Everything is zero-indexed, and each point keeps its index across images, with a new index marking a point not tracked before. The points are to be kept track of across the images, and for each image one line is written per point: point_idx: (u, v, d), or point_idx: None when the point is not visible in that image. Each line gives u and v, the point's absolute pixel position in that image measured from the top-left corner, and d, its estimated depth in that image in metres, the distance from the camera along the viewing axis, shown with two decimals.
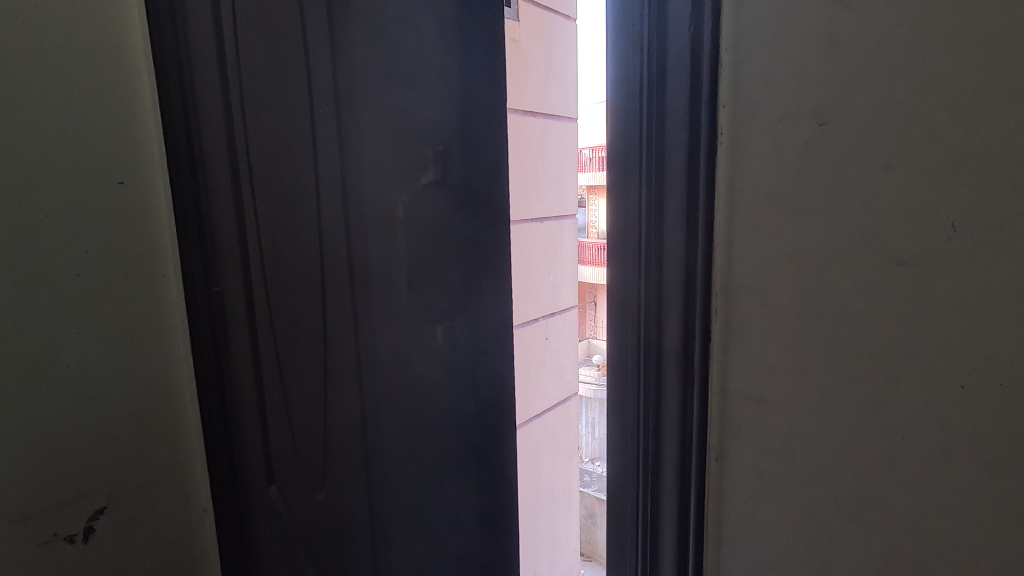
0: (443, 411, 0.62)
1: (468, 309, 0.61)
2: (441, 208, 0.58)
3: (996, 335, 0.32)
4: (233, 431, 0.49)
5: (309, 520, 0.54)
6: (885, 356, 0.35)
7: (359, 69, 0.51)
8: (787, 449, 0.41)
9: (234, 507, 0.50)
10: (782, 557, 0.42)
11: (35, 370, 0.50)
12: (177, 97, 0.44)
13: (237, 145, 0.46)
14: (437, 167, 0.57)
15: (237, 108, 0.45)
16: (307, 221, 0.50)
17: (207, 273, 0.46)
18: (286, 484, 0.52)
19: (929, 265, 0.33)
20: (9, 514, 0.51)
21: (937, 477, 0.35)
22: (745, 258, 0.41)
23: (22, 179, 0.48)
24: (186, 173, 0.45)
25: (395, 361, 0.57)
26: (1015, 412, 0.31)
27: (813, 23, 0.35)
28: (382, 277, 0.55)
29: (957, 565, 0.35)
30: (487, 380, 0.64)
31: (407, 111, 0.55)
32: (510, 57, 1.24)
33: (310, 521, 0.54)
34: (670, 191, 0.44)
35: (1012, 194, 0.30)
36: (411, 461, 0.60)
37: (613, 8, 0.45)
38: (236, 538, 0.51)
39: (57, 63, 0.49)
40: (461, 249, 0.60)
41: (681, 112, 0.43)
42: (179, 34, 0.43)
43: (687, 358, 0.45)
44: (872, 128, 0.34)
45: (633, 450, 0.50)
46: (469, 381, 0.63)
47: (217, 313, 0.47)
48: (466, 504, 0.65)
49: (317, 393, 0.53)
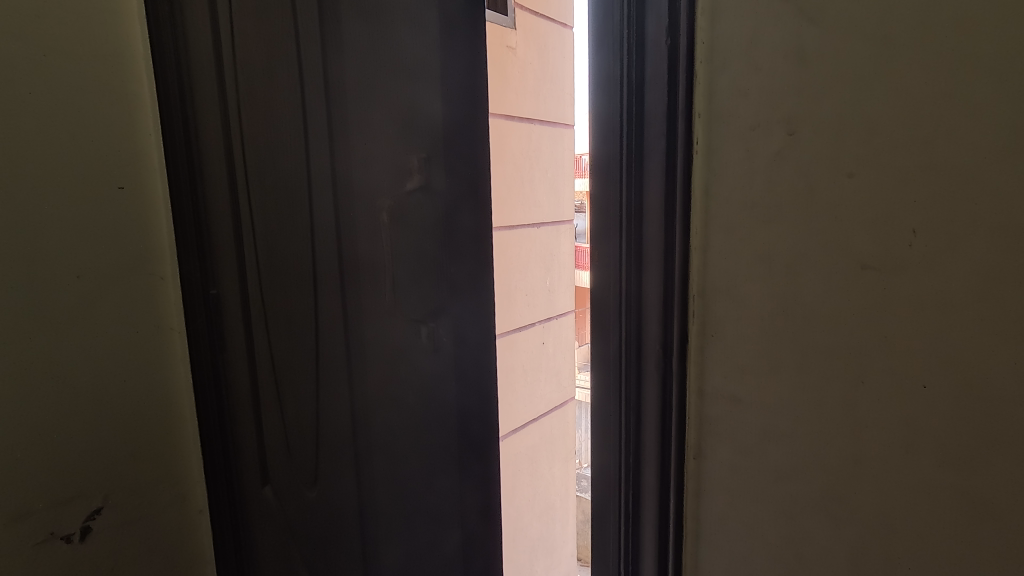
0: (438, 428, 0.56)
1: (459, 314, 0.54)
2: (430, 211, 0.51)
3: (957, 336, 0.33)
4: (223, 406, 0.62)
5: (300, 509, 0.61)
6: (853, 357, 0.37)
7: (347, 54, 0.51)
8: (762, 450, 0.42)
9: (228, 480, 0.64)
10: (758, 552, 0.43)
11: (35, 370, 0.54)
12: (180, 126, 0.56)
13: (235, 163, 0.55)
14: (423, 172, 0.50)
15: (235, 130, 0.54)
16: (300, 221, 0.54)
17: (202, 276, 0.59)
18: (278, 478, 0.60)
19: (895, 268, 0.34)
20: (8, 513, 0.54)
21: (903, 475, 0.36)
22: (720, 262, 0.42)
23: (24, 185, 0.51)
24: (188, 189, 0.57)
25: (387, 372, 0.56)
26: (972, 409, 0.33)
27: (782, 37, 0.37)
28: (371, 274, 0.54)
29: (922, 558, 0.36)
30: (474, 397, 0.56)
31: (400, 105, 0.50)
32: (510, 65, 1.27)
33: (301, 510, 0.61)
34: (649, 198, 0.46)
35: (967, 200, 0.32)
36: (396, 474, 0.58)
37: (595, 17, 0.47)
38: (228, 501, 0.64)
39: (59, 70, 0.53)
40: (461, 241, 0.53)
41: (658, 120, 0.44)
42: (179, 60, 0.55)
43: (667, 357, 0.46)
44: (839, 137, 0.35)
45: (614, 448, 0.52)
46: (458, 392, 0.56)
47: (212, 312, 0.59)
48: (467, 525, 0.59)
49: (308, 390, 0.58)
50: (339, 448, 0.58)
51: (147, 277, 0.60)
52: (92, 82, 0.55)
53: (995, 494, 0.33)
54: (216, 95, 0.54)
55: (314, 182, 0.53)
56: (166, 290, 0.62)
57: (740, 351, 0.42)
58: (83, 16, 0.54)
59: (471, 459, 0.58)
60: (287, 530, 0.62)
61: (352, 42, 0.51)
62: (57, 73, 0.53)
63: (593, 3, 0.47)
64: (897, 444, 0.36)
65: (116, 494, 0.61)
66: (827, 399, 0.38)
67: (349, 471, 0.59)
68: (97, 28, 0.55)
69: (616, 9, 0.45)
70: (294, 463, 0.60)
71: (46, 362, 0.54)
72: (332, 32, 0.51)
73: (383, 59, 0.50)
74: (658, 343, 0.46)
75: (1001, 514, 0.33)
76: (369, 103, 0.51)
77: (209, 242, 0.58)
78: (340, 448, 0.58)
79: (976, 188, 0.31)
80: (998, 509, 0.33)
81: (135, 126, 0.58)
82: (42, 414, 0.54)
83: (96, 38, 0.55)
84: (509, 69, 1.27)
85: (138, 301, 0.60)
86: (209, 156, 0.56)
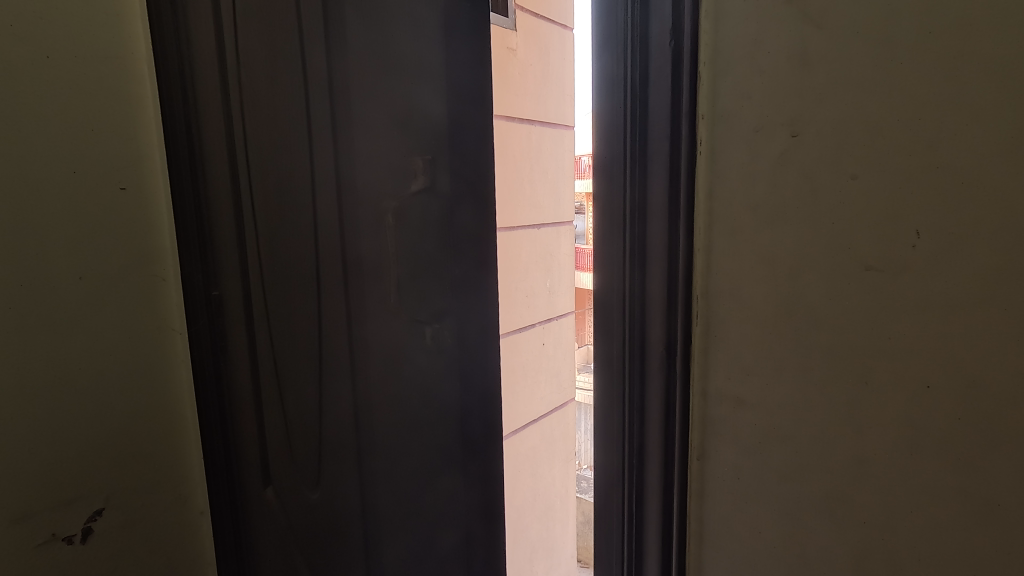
0: (442, 415, 0.61)
1: (460, 306, 0.59)
2: (433, 217, 0.57)
3: (960, 337, 0.33)
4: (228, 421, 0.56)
5: (305, 515, 0.59)
6: (856, 358, 0.37)
7: (350, 54, 0.53)
8: (765, 451, 0.42)
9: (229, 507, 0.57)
10: (761, 553, 0.44)
11: (36, 371, 0.54)
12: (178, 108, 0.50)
13: (237, 155, 0.51)
14: (428, 175, 0.56)
15: (237, 116, 0.50)
16: (303, 219, 0.53)
17: (206, 276, 0.52)
18: (280, 486, 0.57)
19: (897, 270, 0.35)
20: (9, 514, 0.54)
21: (905, 475, 0.36)
22: (723, 264, 0.42)
23: (26, 188, 0.52)
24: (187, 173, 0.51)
25: (386, 367, 0.58)
26: (974, 411, 0.33)
27: (785, 39, 0.37)
28: (373, 269, 0.56)
29: (923, 558, 0.36)
30: (477, 383, 0.62)
31: (404, 107, 0.54)
32: (510, 67, 1.27)
33: (305, 516, 0.59)
34: (652, 201, 0.46)
35: (969, 203, 0.32)
36: (399, 467, 0.60)
37: (599, 18, 0.47)
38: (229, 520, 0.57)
39: (62, 71, 0.53)
40: (460, 240, 0.58)
41: (661, 123, 0.44)
42: (180, 38, 0.49)
43: (670, 358, 0.46)
44: (841, 140, 0.35)
45: (619, 450, 0.51)
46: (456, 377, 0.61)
47: (216, 314, 0.53)
48: (460, 510, 0.63)
49: (313, 394, 0.56)
50: (342, 451, 0.58)
51: (149, 279, 0.60)
52: (95, 84, 0.55)
53: (997, 495, 0.33)
54: (214, 80, 0.50)
55: (318, 180, 0.53)
56: (168, 292, 0.62)
57: (743, 352, 0.42)
58: (86, 18, 0.54)
59: (455, 449, 0.62)
60: (291, 537, 0.59)
61: (356, 44, 0.53)
62: (59, 75, 0.53)
63: (596, 5, 0.47)
64: (899, 445, 0.36)
65: (117, 495, 0.61)
66: (830, 401, 0.38)
67: (353, 475, 0.59)
68: (99, 30, 0.55)
69: (621, 10, 0.45)
70: (298, 469, 0.58)
71: (48, 364, 0.54)
72: (337, 35, 0.52)
73: (386, 58, 0.54)
74: (660, 344, 0.47)
75: (1003, 514, 0.33)
76: (371, 103, 0.53)
77: (212, 235, 0.52)
78: (343, 450, 0.58)
79: (977, 191, 0.31)
80: (1000, 510, 0.33)
81: (138, 127, 0.58)
82: (43, 415, 0.54)
83: (99, 39, 0.55)
84: (509, 71, 1.27)
85: (140, 302, 0.60)
86: (207, 142, 0.51)
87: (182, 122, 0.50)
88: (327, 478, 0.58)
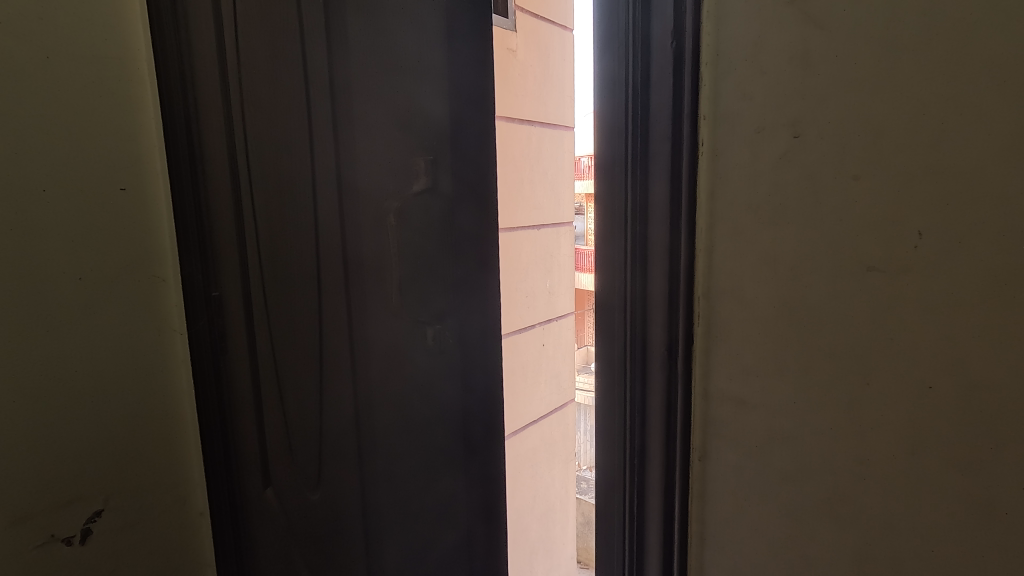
0: (441, 416, 0.62)
1: (461, 310, 0.60)
2: (435, 215, 0.57)
3: (963, 338, 0.33)
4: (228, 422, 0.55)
5: (304, 517, 0.58)
6: (859, 359, 0.37)
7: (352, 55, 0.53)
8: (770, 454, 0.42)
9: (229, 508, 0.57)
10: (762, 553, 0.44)
11: (35, 372, 0.54)
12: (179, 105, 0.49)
13: (236, 149, 0.50)
14: (430, 176, 0.56)
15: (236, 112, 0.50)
16: (304, 219, 0.53)
17: (206, 277, 0.51)
18: (280, 486, 0.57)
19: (899, 270, 0.35)
20: (8, 515, 0.54)
21: (907, 476, 0.36)
22: (725, 265, 0.42)
23: (25, 188, 0.52)
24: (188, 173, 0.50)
25: (389, 369, 0.58)
26: (977, 412, 0.33)
27: (787, 40, 0.37)
28: (375, 269, 0.56)
29: (926, 559, 0.36)
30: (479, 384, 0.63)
31: (405, 109, 0.55)
32: (510, 68, 1.27)
33: (305, 517, 0.58)
34: (654, 202, 0.46)
35: (972, 204, 0.32)
36: (399, 468, 0.61)
37: (600, 19, 0.47)
38: (230, 525, 0.57)
39: (61, 71, 0.53)
40: (462, 240, 0.59)
41: (663, 124, 0.44)
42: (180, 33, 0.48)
43: (672, 358, 0.46)
44: (844, 140, 0.35)
45: (620, 451, 0.51)
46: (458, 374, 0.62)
47: (216, 316, 0.52)
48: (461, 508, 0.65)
49: (313, 393, 0.56)
50: (342, 451, 0.58)
51: (148, 279, 0.60)
52: (94, 84, 0.55)
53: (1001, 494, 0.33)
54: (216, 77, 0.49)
55: (318, 179, 0.53)
56: (168, 292, 0.62)
57: (748, 353, 0.42)
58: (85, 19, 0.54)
59: (457, 452, 0.63)
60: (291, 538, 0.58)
61: (360, 44, 0.53)
62: (58, 75, 0.53)
63: (597, 6, 0.47)
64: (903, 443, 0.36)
65: (116, 496, 0.61)
66: (832, 402, 0.38)
67: (354, 475, 0.59)
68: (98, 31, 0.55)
69: (622, 11, 0.45)
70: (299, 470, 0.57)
71: (46, 365, 0.54)
72: (339, 35, 0.52)
73: (387, 59, 0.54)
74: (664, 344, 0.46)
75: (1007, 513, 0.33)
76: (371, 103, 0.53)
77: (212, 234, 0.51)
78: (344, 450, 0.58)
79: (980, 192, 0.31)
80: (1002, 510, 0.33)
81: (137, 127, 0.58)
82: (42, 416, 0.54)
83: (98, 39, 0.55)
84: (509, 72, 1.27)
85: (139, 303, 0.60)
86: (208, 134, 0.49)
87: (182, 122, 0.49)
88: (327, 479, 0.58)
